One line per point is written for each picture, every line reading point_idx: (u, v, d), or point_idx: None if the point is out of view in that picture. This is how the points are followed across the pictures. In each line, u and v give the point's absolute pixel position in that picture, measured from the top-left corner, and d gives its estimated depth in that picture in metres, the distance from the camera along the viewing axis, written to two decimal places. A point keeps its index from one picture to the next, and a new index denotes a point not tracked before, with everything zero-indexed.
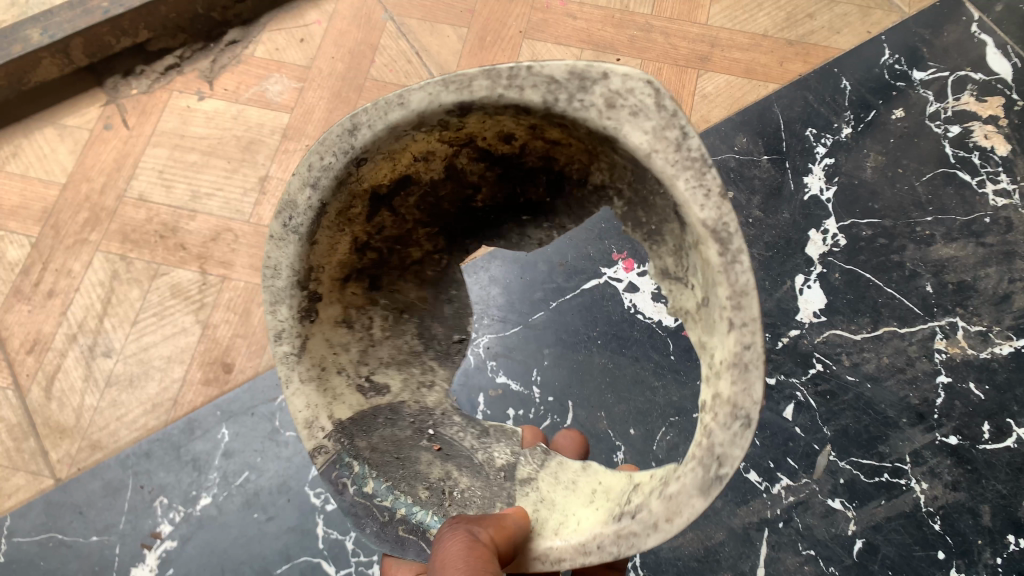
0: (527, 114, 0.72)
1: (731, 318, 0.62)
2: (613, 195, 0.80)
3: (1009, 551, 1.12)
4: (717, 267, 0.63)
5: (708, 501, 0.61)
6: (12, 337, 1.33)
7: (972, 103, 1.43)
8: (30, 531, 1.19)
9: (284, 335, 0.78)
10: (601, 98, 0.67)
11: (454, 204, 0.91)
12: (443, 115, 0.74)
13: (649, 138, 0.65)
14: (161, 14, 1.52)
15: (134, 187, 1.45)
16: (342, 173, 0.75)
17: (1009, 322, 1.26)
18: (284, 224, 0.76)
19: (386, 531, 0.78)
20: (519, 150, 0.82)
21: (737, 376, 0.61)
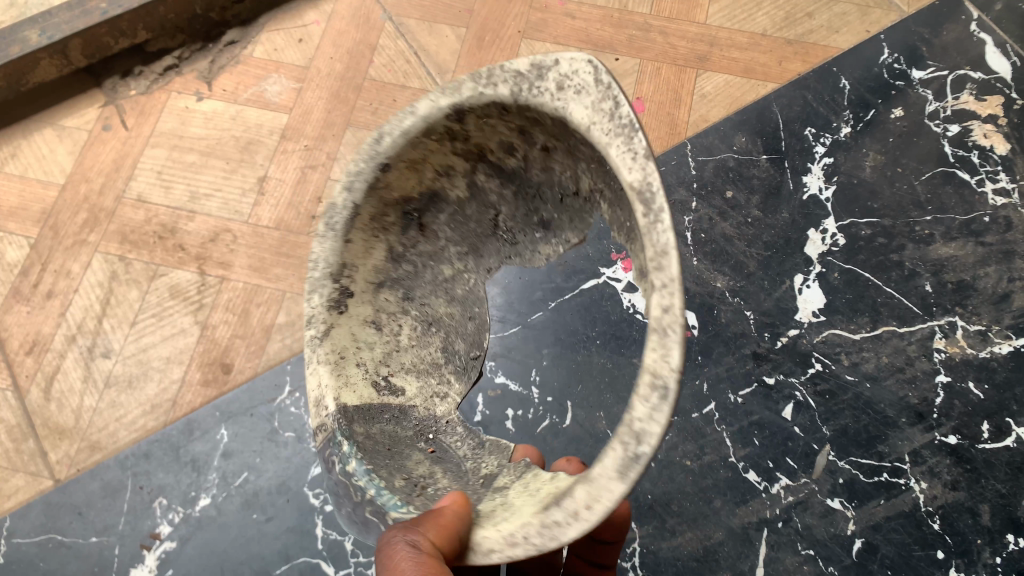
0: (513, 114, 0.76)
1: (653, 280, 0.61)
2: (596, 196, 0.80)
3: (1008, 551, 1.12)
4: (643, 230, 0.63)
5: (627, 485, 0.60)
6: (11, 339, 1.33)
7: (971, 102, 1.42)
8: (29, 532, 1.19)
9: (313, 320, 0.83)
10: (554, 83, 0.70)
11: (483, 224, 0.94)
12: (445, 121, 0.79)
13: (589, 113, 0.68)
14: (160, 14, 1.53)
15: (133, 188, 1.44)
16: (371, 178, 0.82)
17: (1008, 322, 1.26)
18: (325, 224, 0.83)
19: (355, 511, 0.78)
20: (524, 163, 0.85)
21: (656, 344, 0.60)
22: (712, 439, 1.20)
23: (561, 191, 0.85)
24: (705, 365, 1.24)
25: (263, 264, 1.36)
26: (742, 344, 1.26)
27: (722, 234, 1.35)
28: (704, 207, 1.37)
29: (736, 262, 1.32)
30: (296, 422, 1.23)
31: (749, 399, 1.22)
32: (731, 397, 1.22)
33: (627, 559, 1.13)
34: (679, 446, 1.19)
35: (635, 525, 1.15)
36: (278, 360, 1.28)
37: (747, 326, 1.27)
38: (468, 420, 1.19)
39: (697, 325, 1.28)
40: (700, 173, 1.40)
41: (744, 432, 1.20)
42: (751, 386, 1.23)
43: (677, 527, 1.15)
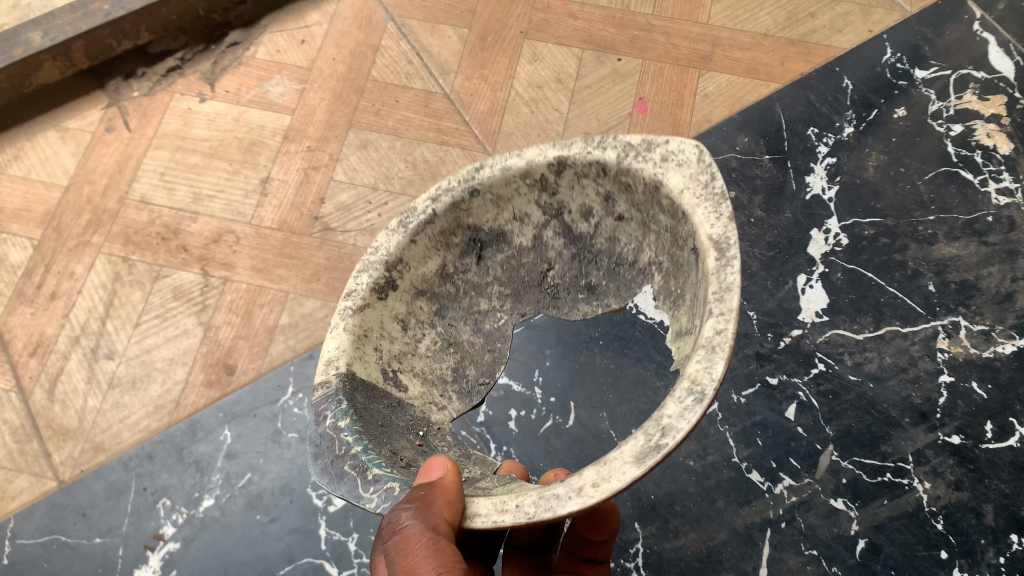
0: (608, 175, 0.80)
1: (711, 308, 0.65)
2: (652, 270, 0.81)
3: (1013, 551, 1.11)
4: (710, 271, 0.67)
5: (642, 470, 0.60)
6: (15, 340, 1.34)
7: (974, 101, 1.42)
8: (34, 533, 1.19)
9: (355, 294, 0.80)
10: (658, 155, 0.76)
11: (531, 276, 0.89)
12: (544, 169, 0.82)
13: (685, 181, 0.73)
14: (163, 15, 1.55)
15: (136, 189, 1.45)
16: (458, 197, 0.83)
17: (1012, 321, 1.26)
18: (401, 221, 0.83)
19: (334, 464, 0.71)
20: (594, 229, 0.85)
21: (703, 356, 0.64)
22: (715, 439, 1.20)
23: (618, 258, 0.85)
24: None
25: (266, 265, 1.36)
26: (744, 344, 1.26)
27: None
28: None
29: (739, 262, 1.32)
30: (299, 423, 1.23)
31: (752, 399, 1.22)
32: (733, 397, 1.22)
33: (631, 559, 1.13)
34: (682, 446, 1.19)
35: (638, 525, 1.15)
36: (282, 361, 1.29)
37: (749, 326, 1.27)
38: (472, 421, 1.21)
39: None
40: None
41: (747, 432, 1.20)
42: (754, 386, 1.23)
43: (680, 527, 1.15)
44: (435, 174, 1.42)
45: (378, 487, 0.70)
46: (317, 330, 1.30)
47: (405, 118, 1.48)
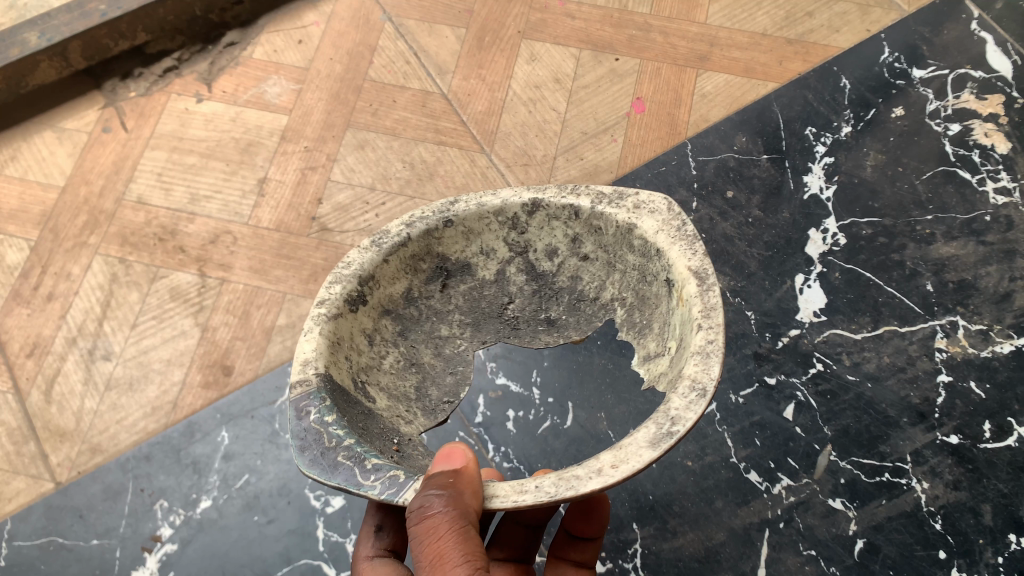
0: (579, 218, 0.84)
1: (699, 321, 0.71)
2: (615, 304, 0.86)
3: (1011, 551, 1.11)
4: (693, 296, 0.73)
5: (657, 452, 0.64)
6: (11, 341, 1.33)
7: (972, 101, 1.42)
8: (30, 535, 1.18)
9: (327, 303, 0.78)
10: (629, 206, 0.82)
11: (490, 308, 0.90)
12: (517, 209, 0.85)
13: (658, 224, 0.79)
14: (160, 15, 1.54)
15: (133, 190, 1.44)
16: (432, 224, 0.84)
17: (1010, 321, 1.25)
18: (373, 240, 0.83)
19: (326, 454, 0.70)
20: (557, 266, 0.88)
21: (699, 359, 0.69)
22: (713, 440, 1.20)
23: (578, 294, 0.88)
24: None
25: (264, 265, 1.36)
26: (742, 344, 1.26)
27: (723, 234, 1.35)
28: (705, 207, 1.37)
29: (737, 262, 1.32)
30: None
31: (751, 399, 1.22)
32: (731, 397, 1.22)
33: (629, 560, 1.12)
34: (680, 446, 1.19)
35: (637, 526, 1.15)
36: (278, 362, 1.29)
37: (747, 326, 1.27)
38: (468, 420, 1.20)
39: None
40: (701, 173, 1.40)
41: (746, 432, 1.20)
42: (752, 386, 1.23)
43: (679, 528, 1.14)
44: (432, 174, 1.41)
45: (379, 475, 0.69)
46: None
47: (403, 118, 1.48)
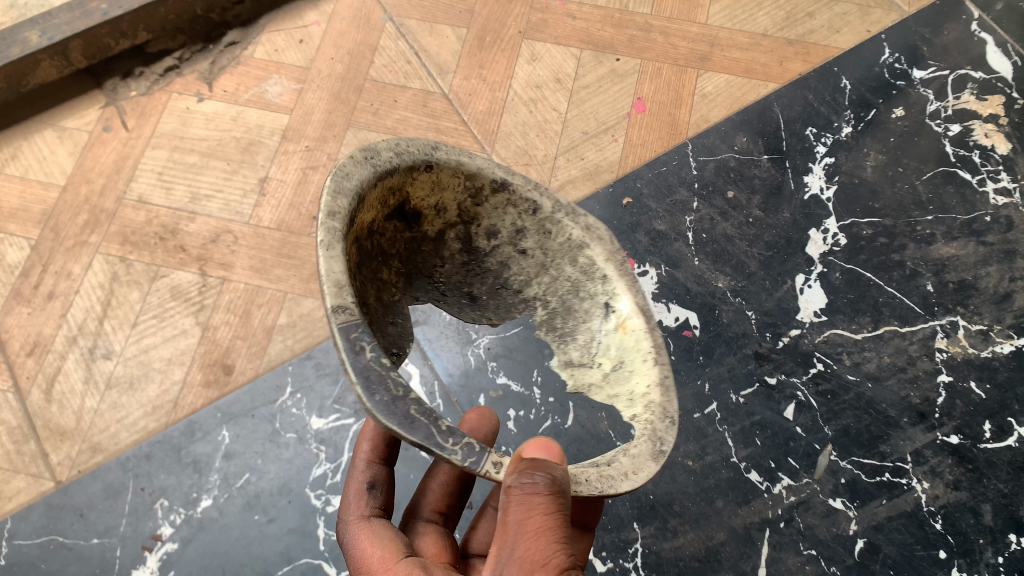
0: (535, 216, 0.86)
1: (656, 355, 0.81)
2: (536, 303, 0.91)
3: (1011, 550, 1.12)
4: (642, 331, 0.83)
5: (659, 466, 0.73)
6: (11, 341, 1.33)
7: (972, 102, 1.43)
8: (30, 534, 1.18)
9: (336, 216, 0.71)
10: (580, 227, 0.86)
11: (422, 268, 0.89)
12: (489, 181, 0.84)
13: (604, 254, 0.86)
14: (161, 15, 1.54)
15: (134, 189, 1.44)
16: (418, 161, 0.80)
17: (1010, 321, 1.26)
18: (366, 156, 0.76)
19: (398, 404, 0.67)
20: (492, 247, 0.89)
21: (660, 391, 0.78)
22: (714, 439, 1.20)
23: (503, 281, 0.91)
24: (706, 365, 1.24)
25: (265, 264, 1.36)
26: (743, 344, 1.26)
27: (723, 234, 1.35)
28: (705, 207, 1.37)
29: (737, 262, 1.32)
30: (297, 423, 1.24)
31: (751, 399, 1.22)
32: (732, 397, 1.22)
33: (630, 560, 1.12)
34: (680, 446, 1.19)
35: (638, 525, 1.15)
36: (279, 362, 1.29)
37: (748, 326, 1.27)
38: None
39: (698, 325, 1.27)
40: (701, 173, 1.40)
41: (746, 432, 1.20)
42: (753, 386, 1.23)
43: (679, 527, 1.14)
44: None
45: (458, 440, 0.68)
46: (316, 330, 1.31)
47: (403, 118, 1.48)
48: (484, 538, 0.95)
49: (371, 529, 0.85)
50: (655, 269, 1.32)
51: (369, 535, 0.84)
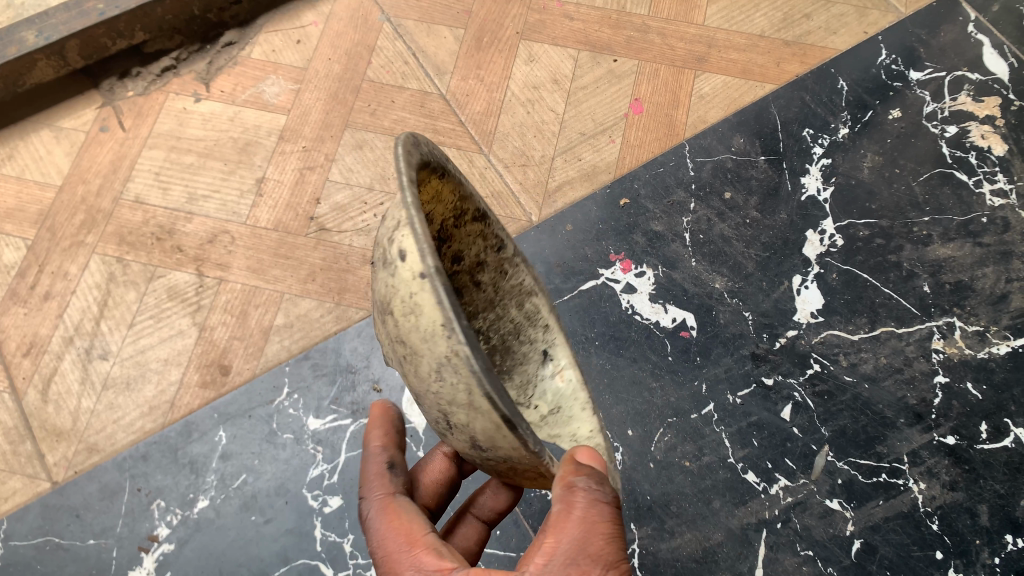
0: (499, 255, 0.99)
1: (590, 404, 1.01)
2: (480, 336, 1.02)
3: (1007, 551, 1.12)
4: (576, 382, 1.02)
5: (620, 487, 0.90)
6: (8, 341, 1.33)
7: (969, 103, 1.43)
8: (27, 535, 1.18)
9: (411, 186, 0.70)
10: (529, 278, 1.03)
11: None
12: (474, 209, 0.91)
13: (546, 307, 1.04)
14: (158, 15, 1.53)
15: (131, 189, 1.44)
16: (446, 164, 0.82)
17: (1007, 322, 1.26)
18: (417, 142, 0.77)
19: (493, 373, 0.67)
20: (455, 272, 0.96)
21: (596, 434, 0.98)
22: (711, 440, 1.20)
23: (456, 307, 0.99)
24: (704, 365, 1.24)
25: (262, 265, 1.36)
26: (741, 344, 1.26)
27: (721, 234, 1.35)
28: (703, 208, 1.37)
29: (735, 263, 1.32)
30: (294, 424, 1.24)
31: (749, 399, 1.22)
32: (730, 397, 1.22)
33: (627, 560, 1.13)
34: (678, 446, 1.20)
35: (635, 525, 1.15)
36: (277, 362, 1.29)
37: (746, 327, 1.27)
38: None
39: (696, 325, 1.27)
40: (699, 174, 1.40)
41: (744, 433, 1.20)
42: (750, 386, 1.23)
43: (676, 527, 1.15)
44: None
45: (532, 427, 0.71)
46: (315, 330, 1.31)
47: (401, 118, 1.48)
48: (463, 541, 0.97)
49: (397, 506, 0.87)
50: (653, 270, 1.32)
51: (396, 512, 0.86)
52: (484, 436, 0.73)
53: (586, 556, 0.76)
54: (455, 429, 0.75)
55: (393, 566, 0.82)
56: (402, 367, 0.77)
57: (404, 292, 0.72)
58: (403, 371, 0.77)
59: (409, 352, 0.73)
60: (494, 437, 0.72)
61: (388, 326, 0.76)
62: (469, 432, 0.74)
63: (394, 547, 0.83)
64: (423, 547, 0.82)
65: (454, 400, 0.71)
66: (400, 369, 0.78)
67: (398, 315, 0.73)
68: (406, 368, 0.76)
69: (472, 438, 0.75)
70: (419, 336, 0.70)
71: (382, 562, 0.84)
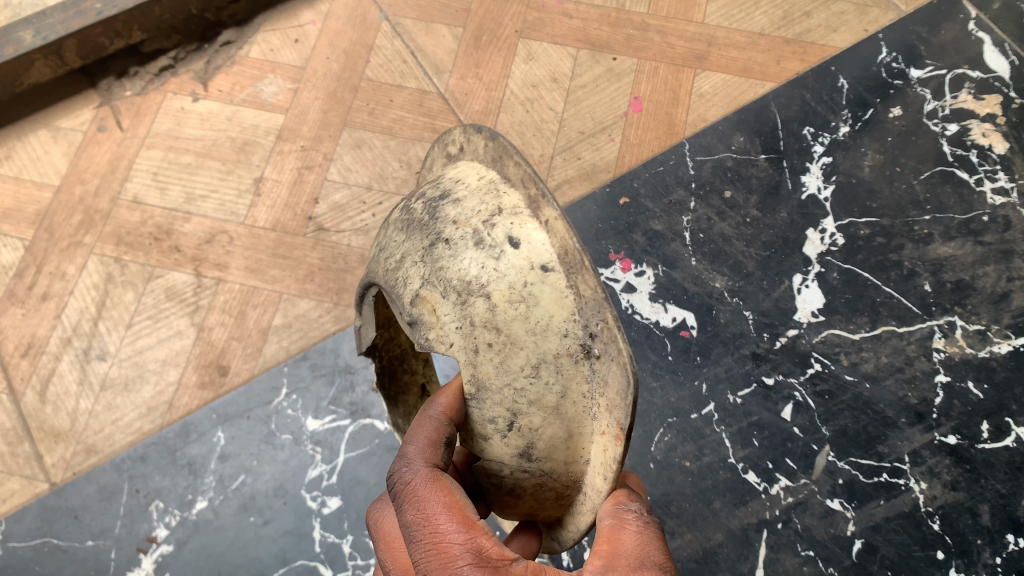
0: None
1: None
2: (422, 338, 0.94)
3: (1009, 551, 1.11)
4: None
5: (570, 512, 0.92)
6: (7, 341, 1.32)
7: (970, 101, 1.42)
8: (25, 536, 1.18)
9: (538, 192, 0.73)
10: None
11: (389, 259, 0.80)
12: None
13: None
14: (155, 14, 1.52)
15: (129, 189, 1.43)
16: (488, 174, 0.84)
17: (1008, 321, 1.25)
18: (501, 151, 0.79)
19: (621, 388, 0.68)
20: None
21: None
22: (711, 440, 1.20)
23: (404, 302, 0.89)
24: (704, 365, 1.24)
25: (260, 265, 1.35)
26: (741, 345, 1.25)
27: (721, 233, 1.34)
28: (703, 207, 1.36)
29: (735, 262, 1.32)
30: (293, 424, 1.23)
31: (749, 399, 1.22)
32: (731, 397, 1.22)
33: None
34: (678, 447, 1.19)
35: None
36: (274, 363, 1.28)
37: (746, 326, 1.27)
38: None
39: (696, 325, 1.27)
40: (699, 173, 1.40)
41: (744, 433, 1.20)
42: (751, 386, 1.22)
43: (676, 528, 1.15)
44: None
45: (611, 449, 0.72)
46: (312, 331, 1.30)
47: (399, 118, 1.48)
48: None
49: (447, 482, 0.75)
50: (652, 270, 1.32)
51: (448, 486, 0.75)
52: (548, 444, 0.73)
53: (651, 562, 0.72)
54: (514, 433, 0.73)
55: (446, 549, 0.71)
56: (471, 358, 0.71)
57: (515, 281, 0.70)
58: (470, 361, 0.71)
59: (502, 343, 0.70)
60: (558, 447, 0.74)
61: (473, 309, 0.70)
62: (530, 438, 0.73)
63: (448, 526, 0.72)
64: (481, 530, 0.73)
65: (539, 400, 0.71)
66: (464, 359, 0.72)
67: (499, 302, 0.70)
68: (479, 358, 0.71)
69: (530, 444, 0.73)
70: (527, 327, 0.69)
71: (430, 541, 0.72)
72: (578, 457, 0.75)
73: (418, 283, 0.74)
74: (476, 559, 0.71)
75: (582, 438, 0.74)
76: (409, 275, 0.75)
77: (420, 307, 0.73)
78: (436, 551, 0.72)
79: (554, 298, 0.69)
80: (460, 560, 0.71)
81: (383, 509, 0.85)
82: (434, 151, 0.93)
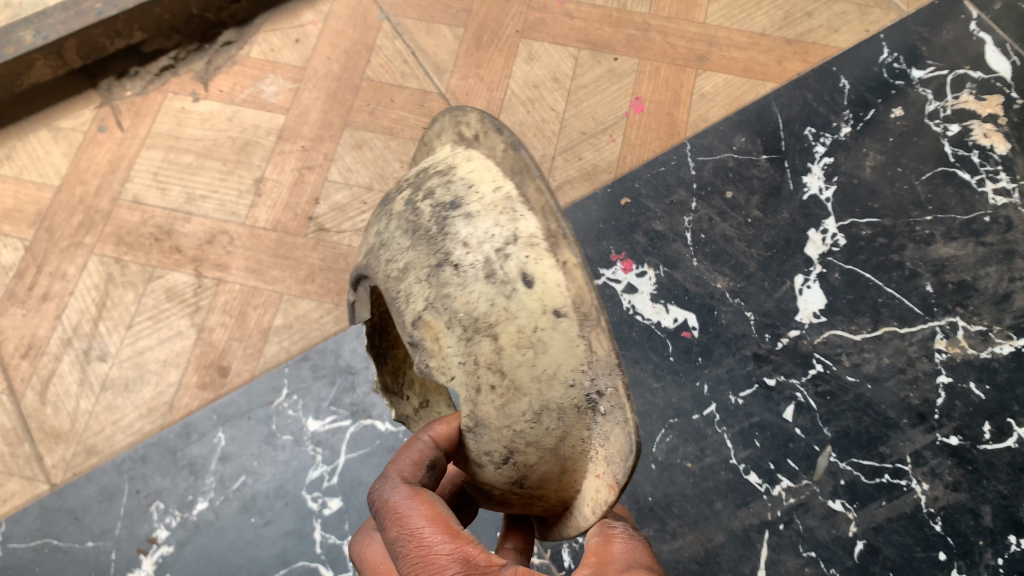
0: None
1: None
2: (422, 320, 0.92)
3: (1011, 552, 1.11)
4: None
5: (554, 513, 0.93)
6: (6, 342, 1.32)
7: (971, 102, 1.42)
8: (25, 537, 1.17)
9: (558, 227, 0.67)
10: None
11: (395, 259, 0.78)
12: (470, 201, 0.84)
13: None
14: (155, 14, 1.52)
15: (129, 189, 1.43)
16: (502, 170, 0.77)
17: (1010, 322, 1.25)
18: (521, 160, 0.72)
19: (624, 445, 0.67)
20: None
21: None
22: (713, 441, 1.19)
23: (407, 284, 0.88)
24: (705, 366, 1.24)
25: (260, 265, 1.35)
26: (742, 345, 1.25)
27: (722, 234, 1.34)
28: (704, 208, 1.36)
29: (736, 263, 1.31)
30: (293, 425, 1.23)
31: (750, 400, 1.21)
32: (731, 397, 1.22)
33: None
34: (679, 448, 1.19)
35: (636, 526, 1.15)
36: (275, 363, 1.28)
37: (747, 327, 1.26)
38: None
39: (697, 326, 1.27)
40: (700, 173, 1.40)
41: (745, 434, 1.19)
42: (752, 387, 1.22)
43: (678, 529, 1.14)
44: None
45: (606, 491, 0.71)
46: (312, 332, 1.30)
47: (401, 118, 1.48)
48: None
49: (429, 496, 0.75)
50: (654, 270, 1.31)
51: (431, 501, 0.75)
52: (541, 477, 0.73)
53: (639, 563, 0.72)
54: (510, 466, 0.72)
55: (433, 561, 0.71)
56: (473, 395, 0.71)
57: (524, 325, 0.67)
58: (471, 399, 0.71)
59: (504, 386, 0.69)
60: (552, 479, 0.74)
61: (477, 347, 0.69)
62: (526, 472, 0.73)
63: (434, 539, 0.72)
64: (466, 539, 0.72)
65: (539, 442, 0.70)
66: (465, 395, 0.71)
67: (504, 344, 0.68)
68: (480, 398, 0.70)
69: (523, 476, 0.73)
70: (532, 374, 0.67)
71: (416, 556, 0.72)
72: (571, 488, 0.75)
73: (422, 306, 0.73)
74: (464, 566, 0.70)
75: (576, 473, 0.73)
76: (413, 293, 0.74)
77: (423, 331, 0.73)
78: (422, 564, 0.71)
79: (564, 347, 0.66)
80: (448, 570, 0.70)
81: (365, 541, 0.84)
82: (447, 119, 0.87)
